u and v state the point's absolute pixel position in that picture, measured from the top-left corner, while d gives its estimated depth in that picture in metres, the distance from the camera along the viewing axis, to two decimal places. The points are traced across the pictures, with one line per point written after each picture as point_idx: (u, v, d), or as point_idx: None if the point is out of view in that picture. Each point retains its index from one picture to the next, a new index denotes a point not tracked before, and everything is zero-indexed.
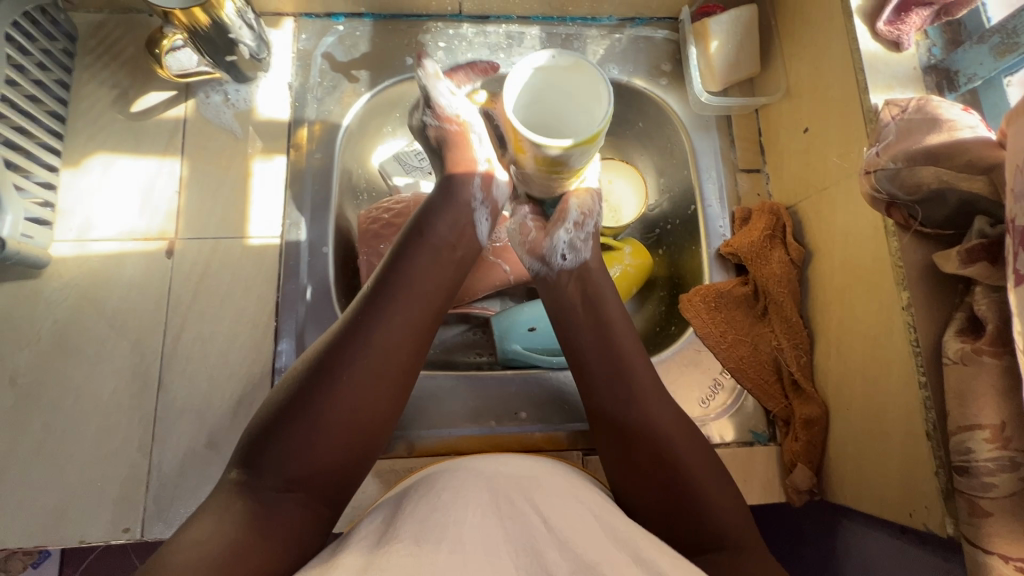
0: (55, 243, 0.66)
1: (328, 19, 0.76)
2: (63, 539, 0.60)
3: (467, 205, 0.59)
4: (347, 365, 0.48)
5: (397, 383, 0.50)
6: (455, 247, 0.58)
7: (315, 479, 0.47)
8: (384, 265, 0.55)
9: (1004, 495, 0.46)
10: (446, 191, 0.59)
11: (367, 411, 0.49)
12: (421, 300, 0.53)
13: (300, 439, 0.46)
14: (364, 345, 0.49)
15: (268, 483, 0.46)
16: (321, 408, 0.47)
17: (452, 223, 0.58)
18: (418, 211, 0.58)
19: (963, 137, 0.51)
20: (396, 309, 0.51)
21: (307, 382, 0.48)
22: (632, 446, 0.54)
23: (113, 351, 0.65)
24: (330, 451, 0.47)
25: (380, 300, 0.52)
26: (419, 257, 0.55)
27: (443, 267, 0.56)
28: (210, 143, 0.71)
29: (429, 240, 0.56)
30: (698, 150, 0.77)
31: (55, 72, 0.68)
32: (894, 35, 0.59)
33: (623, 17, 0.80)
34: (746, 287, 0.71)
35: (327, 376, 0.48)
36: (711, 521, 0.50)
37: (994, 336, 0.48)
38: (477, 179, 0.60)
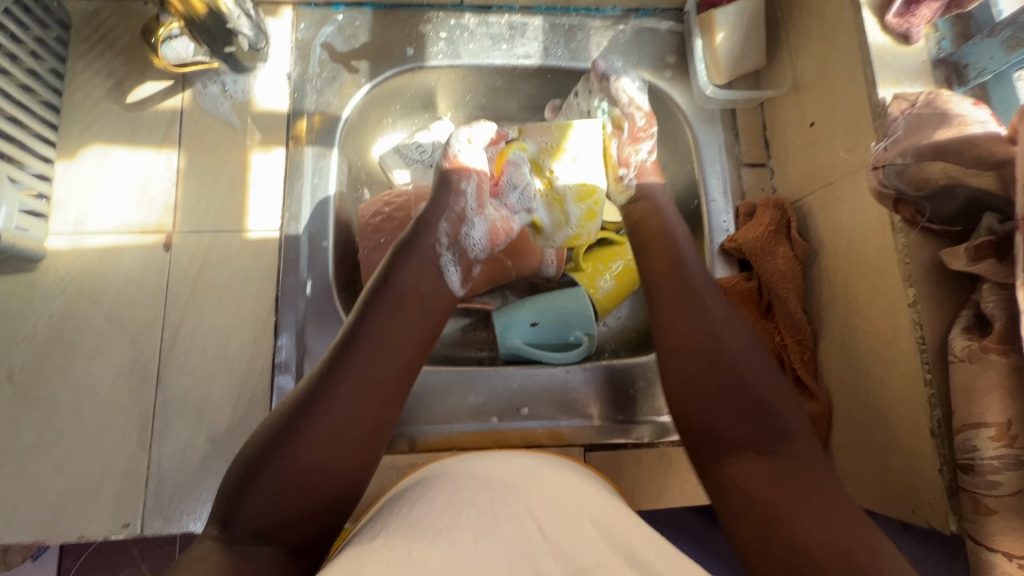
0: (50, 236, 0.65)
1: (327, 8, 0.75)
2: (61, 535, 0.60)
3: (433, 251, 0.60)
4: (317, 410, 0.48)
5: (370, 433, 0.50)
6: (422, 297, 0.57)
7: (291, 529, 0.45)
8: (351, 315, 0.55)
9: (1009, 494, 0.46)
10: (413, 241, 0.60)
11: (340, 455, 0.48)
12: (389, 349, 0.53)
13: (273, 488, 0.45)
14: (332, 396, 0.49)
15: (240, 536, 0.44)
16: (290, 454, 0.46)
17: (418, 272, 0.58)
18: (388, 261, 0.59)
19: (974, 133, 0.49)
20: (363, 356, 0.51)
21: (278, 432, 0.48)
22: (688, 356, 0.53)
23: (110, 345, 0.64)
24: (297, 503, 0.46)
25: (349, 348, 0.52)
26: (384, 304, 0.55)
27: (410, 318, 0.55)
28: (208, 135, 0.70)
29: (395, 290, 0.56)
30: (703, 144, 0.76)
31: (48, 61, 0.67)
32: (904, 27, 0.58)
33: (627, 8, 0.79)
34: (750, 283, 0.70)
35: (297, 425, 0.47)
36: (775, 423, 0.48)
37: (1002, 334, 0.48)
38: (444, 222, 0.60)
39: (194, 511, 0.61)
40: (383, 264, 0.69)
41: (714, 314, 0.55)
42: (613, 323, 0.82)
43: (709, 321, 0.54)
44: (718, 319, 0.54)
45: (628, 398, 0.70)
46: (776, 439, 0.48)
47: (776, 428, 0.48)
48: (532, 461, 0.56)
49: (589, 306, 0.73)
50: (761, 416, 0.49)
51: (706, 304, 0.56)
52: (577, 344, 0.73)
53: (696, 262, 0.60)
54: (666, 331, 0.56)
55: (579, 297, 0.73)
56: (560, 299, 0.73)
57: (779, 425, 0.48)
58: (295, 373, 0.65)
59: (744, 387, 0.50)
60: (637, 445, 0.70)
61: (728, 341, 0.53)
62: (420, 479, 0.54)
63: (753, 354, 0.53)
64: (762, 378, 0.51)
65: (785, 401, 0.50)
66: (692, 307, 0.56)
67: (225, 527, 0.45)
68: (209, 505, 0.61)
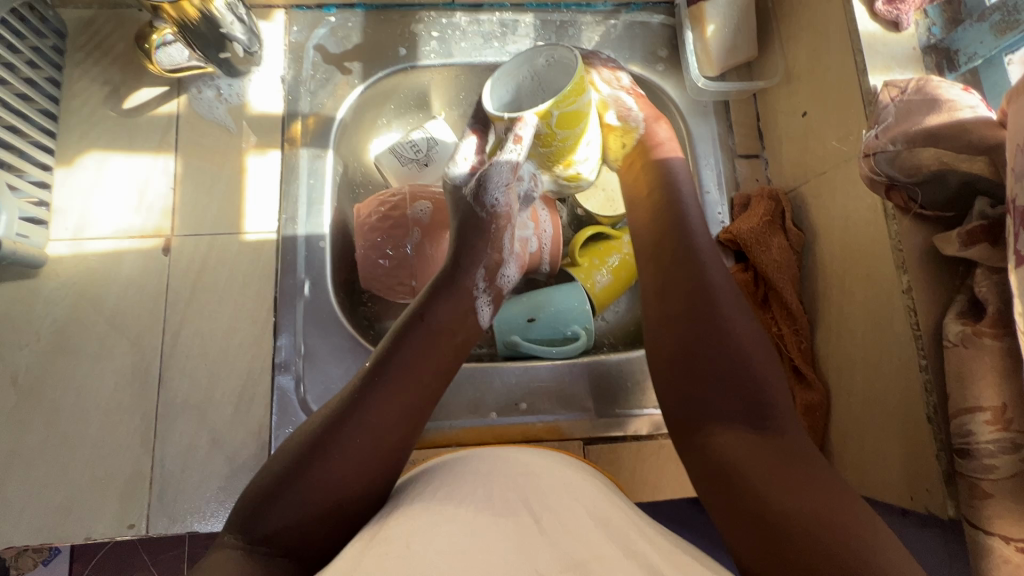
0: (51, 243, 0.66)
1: (319, 10, 0.75)
2: (69, 536, 0.60)
3: (470, 291, 0.61)
4: (346, 433, 0.49)
5: (393, 460, 0.50)
6: (454, 334, 0.58)
7: (305, 544, 0.46)
8: (384, 343, 0.56)
9: (1006, 477, 0.46)
10: (451, 278, 0.61)
11: (361, 477, 0.48)
12: (418, 383, 0.53)
13: (293, 501, 0.46)
14: (364, 418, 0.50)
15: (257, 547, 0.45)
16: (313, 473, 0.47)
17: (453, 310, 0.59)
18: (424, 296, 0.59)
19: (964, 118, 0.50)
20: (391, 388, 0.52)
21: (305, 449, 0.49)
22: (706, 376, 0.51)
23: (113, 349, 0.65)
24: (317, 516, 0.46)
25: (381, 375, 0.53)
26: (420, 339, 0.55)
27: (442, 353, 0.56)
28: (204, 139, 0.71)
29: (429, 325, 0.56)
30: (696, 136, 0.76)
31: (45, 69, 0.68)
32: (893, 15, 0.58)
33: (618, 3, 0.79)
34: (746, 275, 0.71)
35: (324, 446, 0.48)
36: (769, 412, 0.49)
37: (995, 318, 0.48)
38: (482, 267, 0.62)
39: (198, 512, 0.62)
40: (380, 263, 0.70)
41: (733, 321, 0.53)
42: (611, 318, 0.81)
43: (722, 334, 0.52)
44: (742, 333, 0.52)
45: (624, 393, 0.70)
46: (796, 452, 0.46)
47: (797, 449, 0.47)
48: (535, 455, 0.57)
49: (584, 300, 0.73)
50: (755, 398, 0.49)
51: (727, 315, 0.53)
52: (575, 338, 0.72)
53: (710, 253, 0.57)
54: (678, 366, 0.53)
55: (575, 292, 0.73)
56: (554, 296, 0.72)
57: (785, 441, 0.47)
58: (295, 373, 0.66)
59: (751, 388, 0.50)
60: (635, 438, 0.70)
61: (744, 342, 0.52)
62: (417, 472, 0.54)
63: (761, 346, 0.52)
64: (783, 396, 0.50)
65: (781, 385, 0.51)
66: (706, 329, 0.53)
67: (243, 533, 0.46)
68: (212, 504, 0.62)
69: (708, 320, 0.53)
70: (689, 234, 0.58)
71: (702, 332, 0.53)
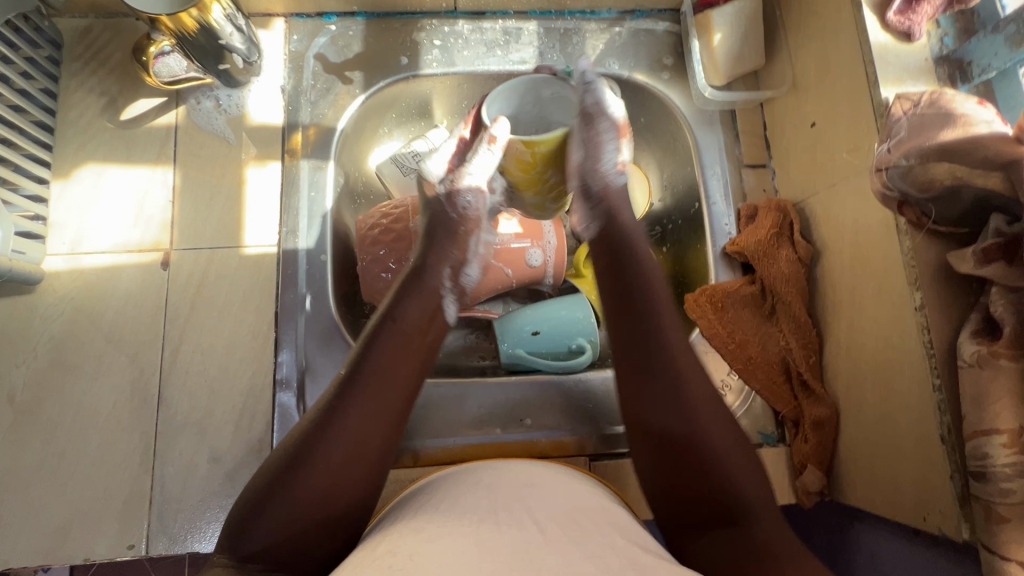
0: (48, 257, 0.65)
1: (319, 19, 0.74)
2: (67, 557, 0.59)
3: (438, 289, 0.59)
4: (321, 442, 0.48)
5: (374, 463, 0.49)
6: (426, 332, 0.56)
7: (295, 556, 0.45)
8: (355, 346, 0.54)
9: (1023, 501, 0.45)
10: (420, 276, 0.59)
11: (344, 489, 0.47)
12: (388, 386, 0.51)
13: (275, 517, 0.45)
14: (338, 426, 0.48)
15: (246, 564, 0.44)
16: (293, 486, 0.46)
17: (423, 308, 0.56)
18: (394, 295, 0.57)
19: (978, 133, 0.49)
20: (364, 392, 0.50)
21: (284, 463, 0.47)
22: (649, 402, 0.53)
23: (111, 365, 0.64)
24: (305, 527, 0.46)
25: (354, 378, 0.51)
26: (388, 341, 0.53)
27: (413, 352, 0.54)
28: (202, 150, 0.69)
29: (400, 325, 0.54)
30: (702, 146, 0.75)
31: (40, 80, 0.67)
32: (905, 26, 0.57)
33: (623, 10, 0.78)
34: (754, 287, 0.70)
35: (301, 457, 0.47)
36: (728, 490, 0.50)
37: (1012, 339, 0.47)
38: (448, 265, 0.61)
39: (199, 531, 0.61)
40: (382, 276, 0.69)
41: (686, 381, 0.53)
42: (616, 328, 0.80)
43: (667, 365, 0.54)
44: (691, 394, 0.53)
45: None
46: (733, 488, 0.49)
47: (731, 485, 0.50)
48: (540, 468, 0.55)
49: (590, 313, 0.72)
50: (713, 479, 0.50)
51: (666, 341, 0.55)
52: (580, 351, 0.71)
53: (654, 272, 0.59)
54: (631, 390, 0.55)
55: (580, 304, 0.72)
56: (560, 308, 0.72)
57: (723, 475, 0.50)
58: (296, 390, 0.64)
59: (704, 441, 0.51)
60: None
61: (685, 368, 0.54)
62: (420, 488, 0.53)
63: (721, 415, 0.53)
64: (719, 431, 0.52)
65: (734, 450, 0.51)
66: (658, 360, 0.54)
67: (231, 553, 0.45)
68: (213, 524, 0.61)
69: (650, 363, 0.54)
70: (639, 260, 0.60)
71: (650, 362, 0.54)
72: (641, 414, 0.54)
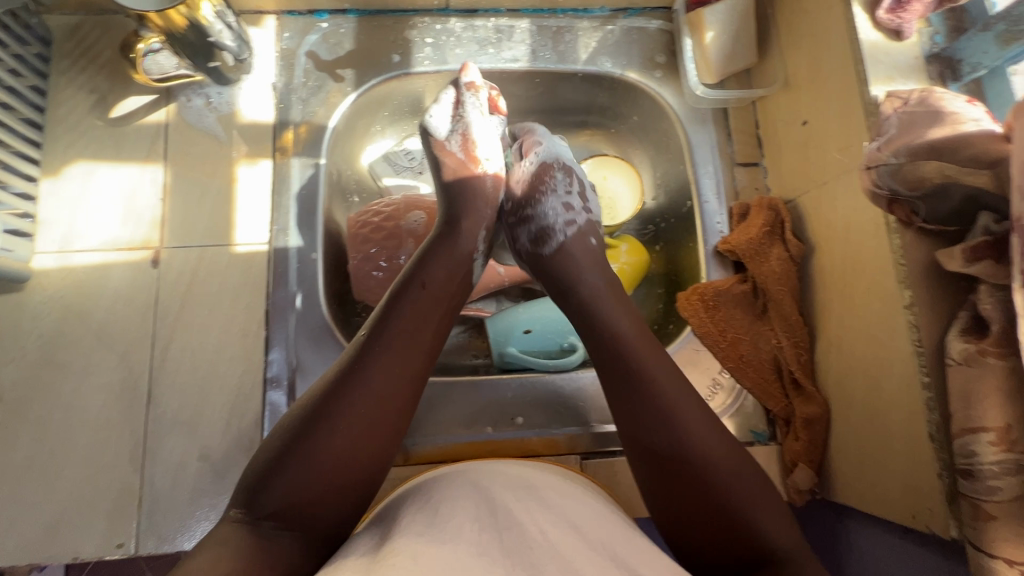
0: (37, 255, 0.65)
1: (311, 16, 0.74)
2: (55, 556, 0.59)
3: (468, 255, 0.59)
4: (346, 398, 0.48)
5: (394, 426, 0.49)
6: (451, 293, 0.56)
7: (311, 514, 0.45)
8: (380, 307, 0.54)
9: (1009, 499, 0.45)
10: (448, 234, 0.59)
11: (365, 449, 0.47)
12: (411, 348, 0.51)
13: (294, 473, 0.45)
14: (363, 384, 0.48)
15: (263, 520, 0.44)
16: (315, 442, 0.46)
17: (449, 268, 0.57)
18: (419, 257, 0.58)
19: (967, 131, 0.49)
20: (390, 351, 0.50)
21: (305, 419, 0.47)
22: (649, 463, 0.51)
23: (101, 363, 0.64)
24: (326, 482, 0.46)
25: (378, 337, 0.51)
26: (415, 301, 0.54)
27: (438, 314, 0.54)
28: (193, 148, 0.69)
29: (424, 285, 0.55)
30: (695, 144, 0.75)
31: (29, 78, 0.66)
32: (895, 23, 0.57)
33: (615, 8, 0.78)
34: (745, 285, 0.70)
35: (323, 415, 0.47)
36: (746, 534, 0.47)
37: (1000, 337, 0.47)
38: (479, 224, 0.61)
39: (188, 530, 0.61)
40: (373, 275, 0.69)
41: (685, 430, 0.50)
42: None
43: (663, 416, 0.51)
44: (688, 441, 0.50)
45: None
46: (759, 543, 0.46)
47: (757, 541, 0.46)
48: (529, 468, 0.55)
49: None
50: (731, 522, 0.47)
51: (654, 392, 0.52)
52: (573, 350, 0.72)
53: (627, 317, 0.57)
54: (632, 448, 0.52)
55: None
56: (553, 307, 0.73)
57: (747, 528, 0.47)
58: (287, 388, 0.64)
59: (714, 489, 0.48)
60: None
61: (683, 419, 0.51)
62: (410, 489, 0.53)
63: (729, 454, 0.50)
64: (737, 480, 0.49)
65: (747, 487, 0.49)
66: (648, 412, 0.51)
67: (246, 509, 0.45)
68: (203, 523, 0.61)
69: (638, 418, 0.51)
70: (601, 297, 0.57)
71: (641, 418, 0.51)
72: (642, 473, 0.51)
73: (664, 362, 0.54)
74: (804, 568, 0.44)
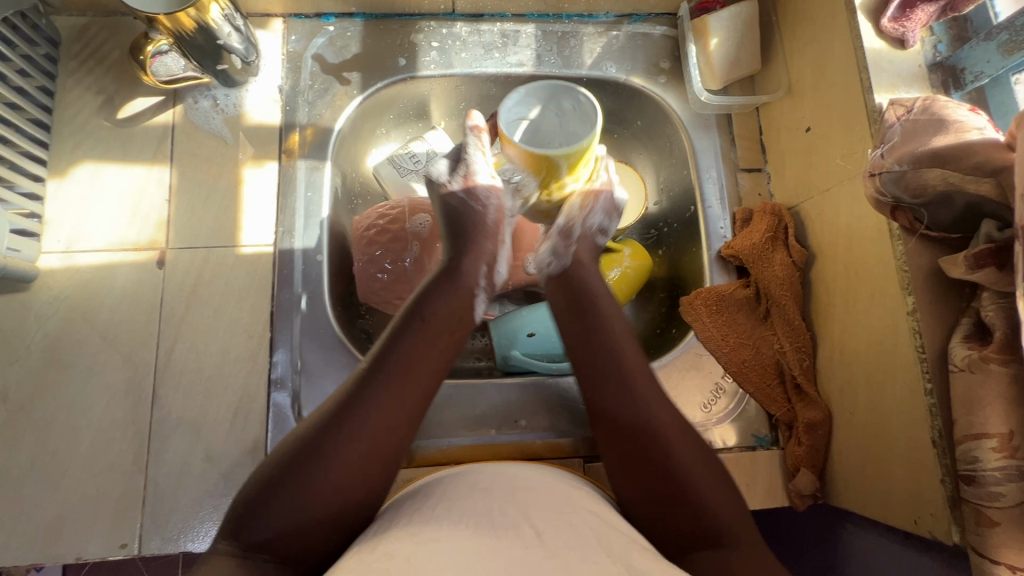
0: (43, 255, 0.65)
1: (317, 20, 0.74)
2: (59, 556, 0.59)
3: (472, 288, 0.59)
4: (344, 436, 0.47)
5: (388, 459, 0.49)
6: (454, 331, 0.56)
7: (296, 545, 0.45)
8: (384, 337, 0.54)
9: (1012, 505, 0.45)
10: (454, 266, 0.59)
11: (359, 480, 0.47)
12: (413, 385, 0.51)
13: (284, 510, 0.45)
14: (362, 425, 0.48)
15: (246, 550, 0.44)
16: (308, 479, 0.46)
17: (451, 304, 0.56)
18: (422, 291, 0.57)
19: (971, 139, 0.50)
20: (390, 386, 0.50)
21: (299, 452, 0.47)
22: (624, 454, 0.53)
23: (106, 364, 0.64)
24: (312, 517, 0.45)
25: (380, 368, 0.51)
26: (416, 339, 0.53)
27: (441, 350, 0.54)
28: (200, 150, 0.69)
29: (427, 317, 0.54)
30: (698, 150, 0.76)
31: (37, 79, 0.66)
32: (899, 32, 0.58)
33: (620, 14, 0.79)
34: (748, 290, 0.70)
35: (321, 447, 0.47)
36: (706, 524, 0.49)
37: (1002, 343, 0.47)
38: (484, 263, 0.60)
39: (192, 531, 0.61)
40: (378, 277, 0.69)
41: (649, 407, 0.54)
42: None
43: (627, 389, 0.55)
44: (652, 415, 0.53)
45: None
46: (720, 534, 0.48)
47: (717, 530, 0.48)
48: (532, 471, 0.55)
49: None
50: (689, 504, 0.49)
51: (615, 358, 0.57)
52: None
53: (609, 306, 0.61)
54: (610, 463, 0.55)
55: None
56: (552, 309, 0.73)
57: (705, 516, 0.49)
58: (291, 390, 0.65)
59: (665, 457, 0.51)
60: None
61: (641, 391, 0.55)
62: (414, 491, 0.53)
63: (694, 449, 0.53)
64: (694, 467, 0.51)
65: (712, 487, 0.50)
66: (615, 389, 0.56)
67: (234, 540, 0.45)
68: (206, 524, 0.61)
69: (613, 403, 0.55)
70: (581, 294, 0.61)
71: (613, 400, 0.55)
72: (615, 467, 0.54)
73: (627, 341, 0.59)
74: (748, 547, 0.48)
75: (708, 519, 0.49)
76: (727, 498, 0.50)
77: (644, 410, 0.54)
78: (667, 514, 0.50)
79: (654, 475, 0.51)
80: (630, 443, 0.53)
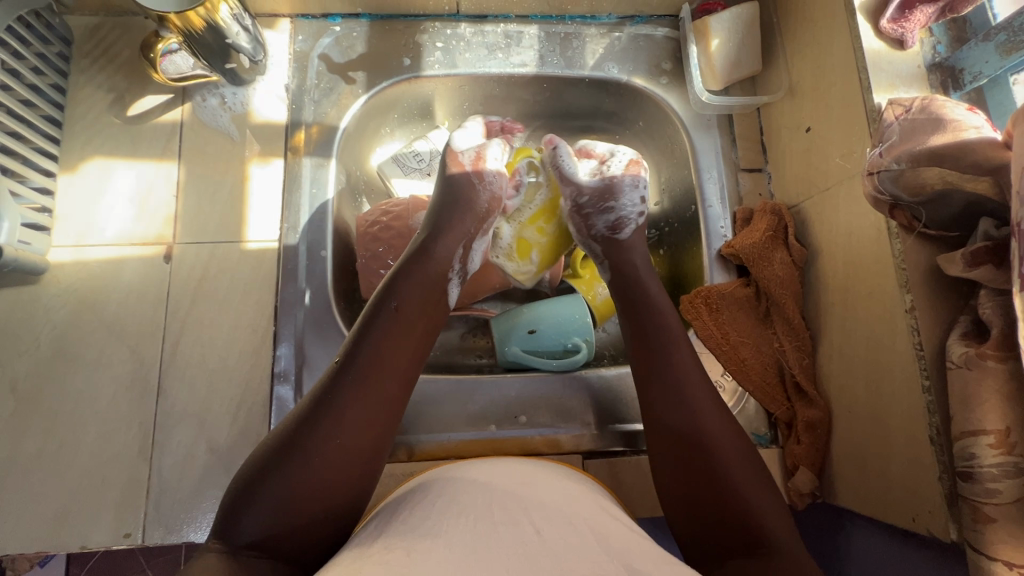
0: (53, 249, 0.66)
1: (324, 20, 0.76)
2: (64, 544, 0.60)
3: (447, 263, 0.60)
4: (321, 430, 0.48)
5: (371, 453, 0.49)
6: (427, 318, 0.56)
7: (287, 541, 0.45)
8: (359, 323, 0.54)
9: (1009, 501, 0.45)
10: (428, 246, 0.60)
11: (345, 472, 0.48)
12: (388, 377, 0.51)
13: (272, 501, 0.45)
14: (337, 414, 0.48)
15: (236, 546, 0.45)
16: (289, 475, 0.46)
17: (422, 294, 0.56)
18: (396, 274, 0.57)
19: (968, 139, 0.49)
20: (366, 377, 0.50)
21: (281, 448, 0.48)
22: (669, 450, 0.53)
23: (113, 356, 0.65)
24: (299, 512, 0.46)
25: (354, 359, 0.51)
26: (386, 330, 0.53)
27: (413, 339, 0.54)
28: (207, 147, 0.71)
29: (397, 308, 0.54)
30: (699, 149, 0.76)
31: (49, 76, 0.68)
32: (898, 33, 0.58)
33: (622, 16, 0.80)
34: (748, 289, 0.71)
35: (301, 443, 0.47)
36: (751, 527, 0.48)
37: (999, 340, 0.47)
38: (461, 244, 0.62)
39: (195, 521, 0.61)
40: (381, 273, 0.70)
41: (696, 403, 0.54)
42: (612, 330, 0.82)
43: (676, 385, 0.55)
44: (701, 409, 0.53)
45: (626, 407, 0.70)
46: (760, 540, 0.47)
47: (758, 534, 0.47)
48: (530, 466, 0.56)
49: (586, 313, 0.73)
50: (731, 505, 0.49)
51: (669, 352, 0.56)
52: (575, 350, 0.72)
53: (659, 294, 0.61)
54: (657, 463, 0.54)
55: (575, 304, 0.73)
56: (554, 307, 0.73)
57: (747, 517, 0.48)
58: (294, 383, 0.65)
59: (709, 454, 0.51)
60: (634, 452, 0.69)
61: (693, 385, 0.55)
62: (413, 487, 0.54)
63: (735, 438, 0.53)
64: (736, 463, 0.51)
65: (750, 483, 0.50)
66: (664, 381, 0.55)
67: (224, 534, 0.45)
68: (208, 514, 0.62)
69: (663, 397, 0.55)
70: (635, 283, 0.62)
71: (664, 395, 0.55)
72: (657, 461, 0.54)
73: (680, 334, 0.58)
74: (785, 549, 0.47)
75: (753, 520, 0.48)
76: (765, 495, 0.50)
77: (693, 406, 0.54)
78: (709, 516, 0.49)
79: (699, 474, 0.51)
80: (676, 442, 0.53)
